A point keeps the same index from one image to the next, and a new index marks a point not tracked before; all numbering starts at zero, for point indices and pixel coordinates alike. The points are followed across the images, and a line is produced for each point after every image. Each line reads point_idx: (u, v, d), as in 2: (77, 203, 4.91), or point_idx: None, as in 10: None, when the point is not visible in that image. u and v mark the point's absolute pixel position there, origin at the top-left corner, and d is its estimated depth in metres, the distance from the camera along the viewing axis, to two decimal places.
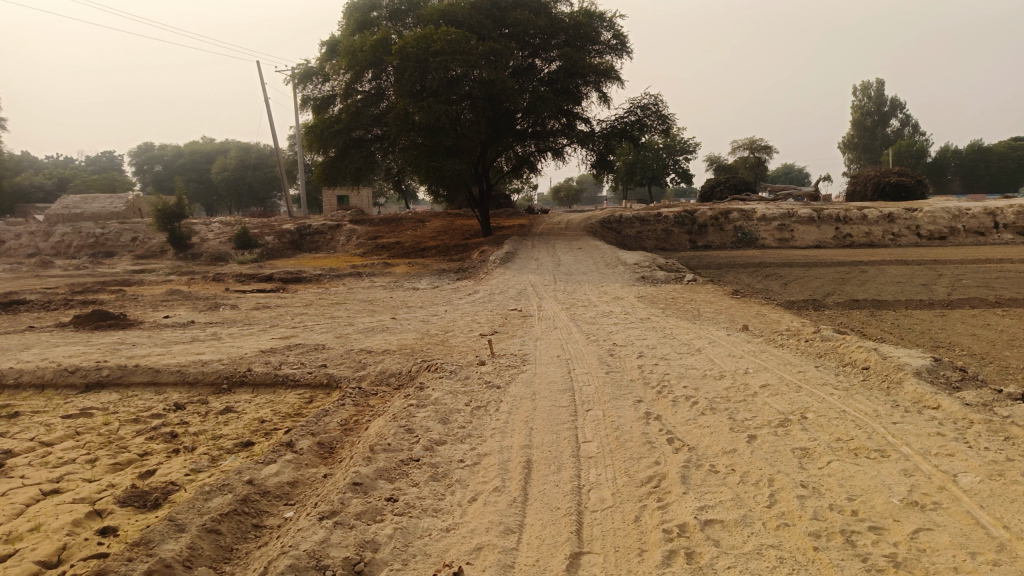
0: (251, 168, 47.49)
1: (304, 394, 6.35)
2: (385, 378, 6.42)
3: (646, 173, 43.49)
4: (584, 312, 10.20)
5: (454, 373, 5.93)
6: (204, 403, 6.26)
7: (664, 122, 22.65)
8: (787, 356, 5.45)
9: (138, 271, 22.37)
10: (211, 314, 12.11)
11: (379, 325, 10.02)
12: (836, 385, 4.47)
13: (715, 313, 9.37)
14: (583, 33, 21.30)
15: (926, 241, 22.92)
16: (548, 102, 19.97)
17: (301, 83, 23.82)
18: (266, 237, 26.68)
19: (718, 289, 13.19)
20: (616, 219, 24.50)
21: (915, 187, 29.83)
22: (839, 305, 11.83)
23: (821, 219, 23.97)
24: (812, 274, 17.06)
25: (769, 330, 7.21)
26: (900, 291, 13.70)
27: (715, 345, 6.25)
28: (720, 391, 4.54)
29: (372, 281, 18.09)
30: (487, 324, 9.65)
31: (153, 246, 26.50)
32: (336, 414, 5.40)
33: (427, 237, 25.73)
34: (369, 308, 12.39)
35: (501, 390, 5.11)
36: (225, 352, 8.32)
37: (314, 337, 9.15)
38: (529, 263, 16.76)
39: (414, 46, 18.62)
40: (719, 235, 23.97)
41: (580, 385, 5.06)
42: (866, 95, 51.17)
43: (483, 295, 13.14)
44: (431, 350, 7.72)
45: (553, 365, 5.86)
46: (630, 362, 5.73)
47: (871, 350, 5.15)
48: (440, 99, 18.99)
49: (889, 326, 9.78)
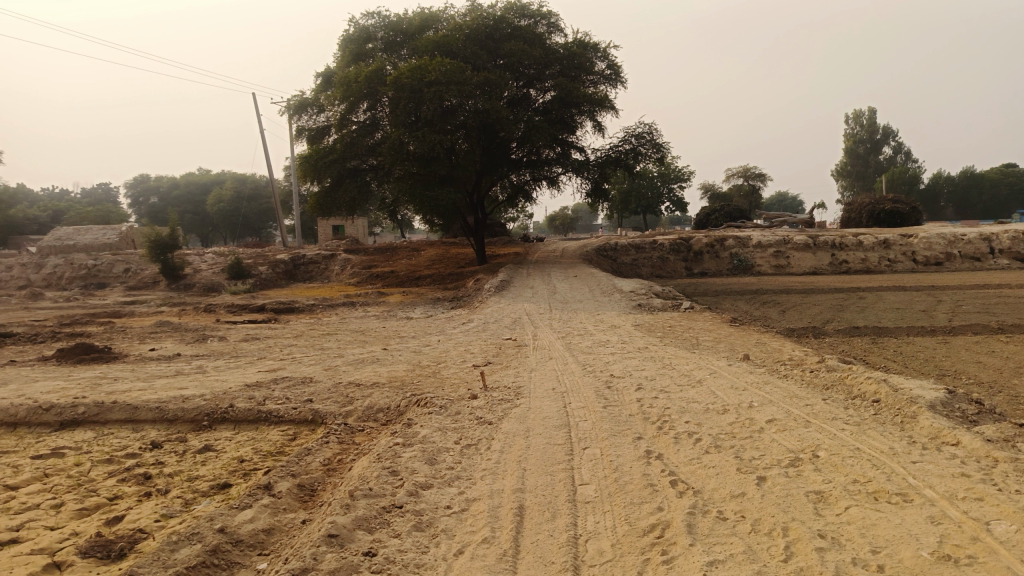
0: (246, 199, 47.45)
1: (287, 431, 6.07)
2: (373, 414, 6.15)
3: (641, 201, 43.51)
4: (580, 341, 9.96)
5: (444, 408, 5.66)
6: (182, 441, 5.97)
7: (659, 151, 22.59)
8: (793, 387, 5.20)
9: (129, 302, 22.09)
10: (200, 347, 11.83)
11: (369, 356, 9.76)
12: (847, 419, 4.22)
13: (714, 342, 9.13)
14: (577, 63, 21.34)
15: (922, 267, 22.80)
16: (543, 131, 19.92)
17: (296, 113, 23.78)
18: (260, 267, 26.47)
19: (716, 316, 12.98)
20: (611, 246, 24.37)
21: (909, 213, 29.82)
22: (840, 333, 11.61)
23: (817, 246, 23.86)
24: (810, 300, 16.88)
25: (771, 360, 6.96)
26: (901, 318, 13.49)
27: (716, 376, 6.00)
28: (724, 426, 4.29)
29: (365, 310, 17.85)
30: (481, 355, 9.39)
31: (146, 277, 26.25)
32: (319, 453, 5.12)
33: (422, 266, 25.54)
34: (361, 338, 12.14)
35: (493, 426, 4.85)
36: (209, 386, 8.03)
37: (302, 370, 8.88)
38: (524, 292, 16.56)
39: (409, 76, 18.59)
40: (715, 262, 23.81)
41: (575, 421, 4.81)
42: (857, 123, 51.53)
43: (477, 324, 12.91)
44: (421, 383, 7.45)
45: (548, 399, 5.61)
46: (627, 395, 5.48)
47: (880, 381, 4.90)
48: (435, 129, 18.92)
49: (891, 354, 9.54)
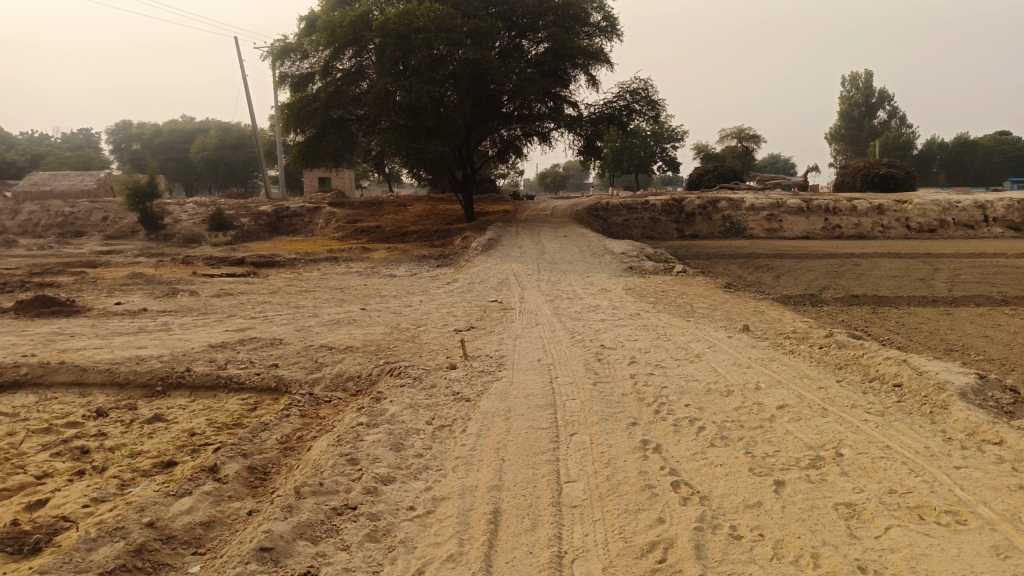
0: (231, 149, 46.23)
1: (247, 401, 5.54)
2: (342, 383, 5.63)
3: (633, 160, 42.73)
4: (569, 306, 9.41)
5: (418, 379, 5.14)
6: (131, 410, 5.44)
7: (654, 108, 21.83)
8: (802, 366, 4.71)
9: (105, 251, 21.30)
10: (169, 302, 11.21)
11: (346, 317, 9.21)
12: (869, 408, 3.74)
13: (709, 310, 8.64)
14: (572, 13, 20.39)
15: (916, 234, 22.37)
16: (535, 84, 19.15)
17: (278, 59, 22.84)
18: (242, 219, 25.69)
19: (709, 281, 12.51)
20: (602, 206, 23.76)
21: (904, 179, 29.30)
22: (837, 301, 11.16)
23: (811, 210, 23.36)
24: (805, 266, 16.43)
25: (773, 332, 6.46)
26: (898, 287, 13.05)
27: (716, 350, 5.49)
28: (731, 412, 3.80)
29: (349, 266, 17.24)
30: (464, 318, 8.85)
31: (124, 226, 25.42)
32: (277, 429, 4.59)
33: (408, 222, 24.87)
34: (339, 296, 11.57)
35: (472, 403, 4.37)
36: (171, 347, 7.46)
37: (273, 330, 8.34)
38: (512, 251, 15.98)
39: (396, 20, 17.68)
40: (707, 224, 23.28)
41: (562, 400, 4.31)
42: (853, 87, 50.59)
43: (462, 284, 12.33)
44: (398, 348, 6.92)
45: (534, 372, 5.10)
46: (620, 370, 4.97)
47: (900, 363, 4.42)
48: (423, 78, 18.08)
49: (892, 326, 9.10)
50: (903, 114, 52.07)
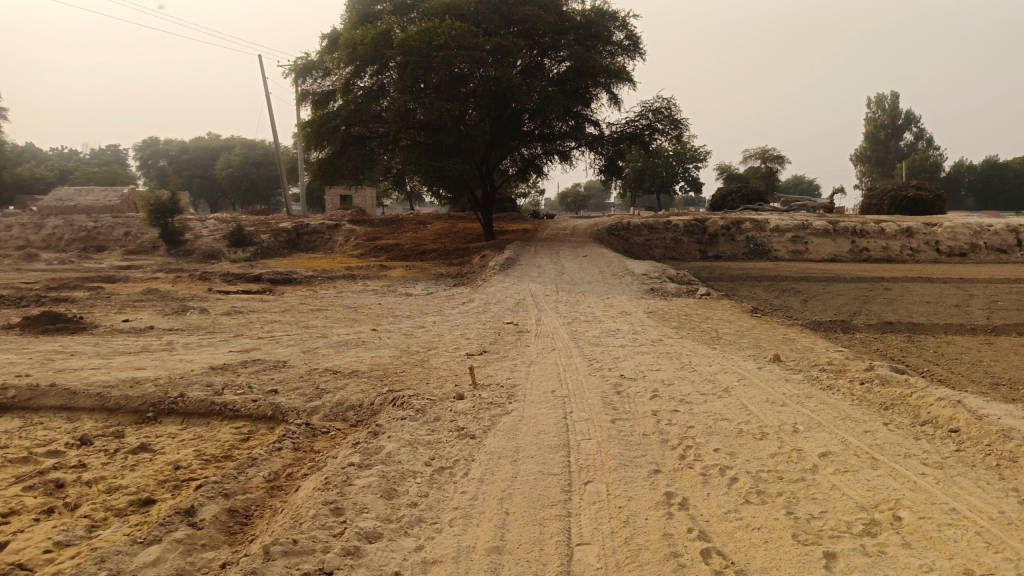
0: (255, 166, 46.60)
1: (240, 430, 5.20)
2: (341, 412, 5.27)
3: (655, 181, 42.30)
4: (587, 330, 8.97)
5: (421, 412, 4.75)
6: (117, 438, 5.10)
7: (677, 128, 21.44)
8: (844, 406, 4.25)
9: (125, 266, 21.25)
10: (178, 319, 10.94)
11: (354, 338, 8.87)
12: (925, 459, 3.29)
13: (736, 337, 8.19)
14: (594, 32, 20.14)
15: (946, 258, 21.69)
16: (556, 102, 18.87)
17: (300, 76, 22.82)
18: (262, 235, 25.60)
19: (734, 305, 12.05)
20: (624, 226, 23.36)
21: (934, 202, 28.56)
22: (870, 329, 10.62)
23: (837, 232, 22.77)
24: (833, 290, 15.88)
25: (807, 364, 6.00)
26: (933, 314, 12.48)
27: (746, 384, 5.04)
28: (766, 460, 3.37)
29: (365, 284, 17.00)
30: (477, 341, 8.47)
31: (145, 241, 25.46)
32: (265, 465, 4.23)
33: (428, 240, 24.63)
34: (351, 316, 11.26)
35: (477, 441, 3.98)
36: (169, 369, 7.14)
37: (278, 352, 8.01)
38: (531, 271, 15.64)
39: (417, 38, 17.52)
40: (731, 245, 22.77)
41: (577, 439, 3.91)
42: (879, 108, 49.99)
43: (478, 305, 11.96)
44: (405, 374, 6.54)
45: (546, 406, 4.70)
46: (642, 405, 4.55)
47: (955, 405, 3.96)
48: (443, 96, 17.88)
49: (930, 356, 8.55)
50: (931, 137, 51.20)
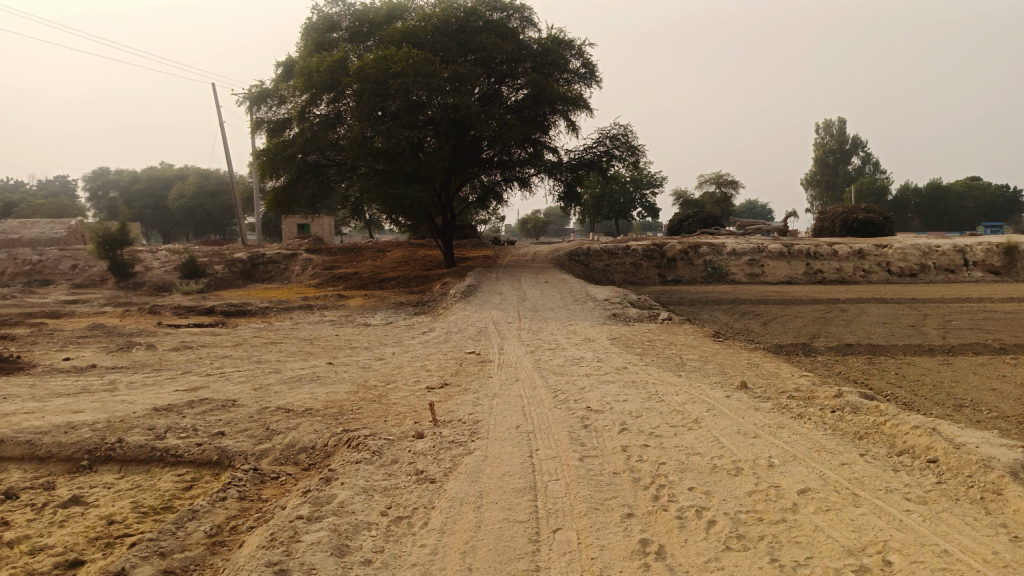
0: (209, 196, 45.72)
1: (183, 478, 4.85)
2: (293, 455, 4.96)
3: (613, 206, 42.68)
4: (550, 358, 8.78)
5: (378, 454, 4.47)
6: (47, 490, 4.70)
7: (634, 154, 21.62)
8: (817, 437, 4.12)
9: (70, 301, 20.43)
10: (124, 356, 10.43)
11: (309, 372, 8.53)
12: (907, 493, 3.16)
13: (700, 363, 8.08)
14: (551, 60, 20.23)
15: (897, 278, 22.16)
16: (515, 130, 18.85)
17: (254, 104, 22.43)
18: (215, 266, 24.94)
19: (696, 329, 12.01)
20: (584, 251, 23.36)
21: (883, 224, 29.27)
22: (831, 351, 10.65)
23: (792, 255, 23.11)
24: (791, 312, 16.01)
25: (774, 391, 5.89)
26: (890, 334, 12.61)
27: (716, 415, 4.88)
28: (744, 499, 3.20)
29: (322, 315, 16.59)
30: (438, 373, 8.20)
31: (93, 274, 24.59)
32: (207, 519, 3.91)
33: (387, 268, 24.29)
34: (307, 349, 10.88)
35: (437, 486, 3.73)
36: (110, 410, 6.71)
37: (228, 389, 7.63)
38: (492, 298, 15.46)
39: (373, 66, 17.34)
40: (689, 269, 22.93)
41: (544, 481, 3.68)
42: (827, 134, 51.44)
43: (438, 334, 11.70)
44: (362, 411, 6.24)
45: (510, 443, 4.47)
46: (610, 440, 4.36)
47: (931, 434, 3.86)
48: (401, 123, 17.72)
49: (892, 377, 8.57)
50: (877, 161, 52.79)
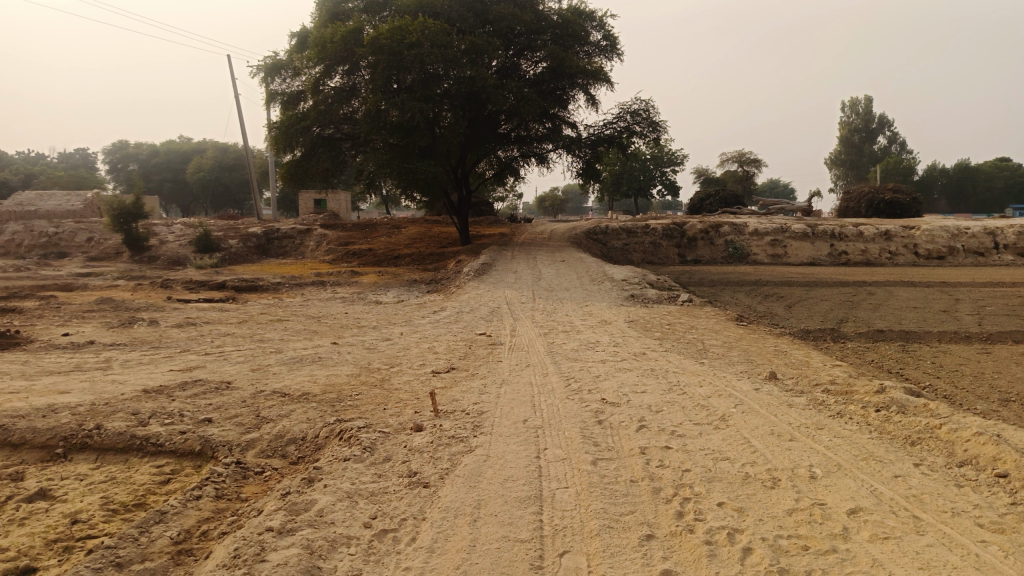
0: (227, 169, 45.58)
1: (163, 471, 4.47)
2: (282, 449, 4.57)
3: (633, 184, 41.91)
4: (564, 342, 8.30)
5: (369, 450, 4.05)
6: (13, 482, 4.33)
7: (655, 130, 20.94)
8: (862, 441, 3.65)
9: (84, 273, 20.21)
10: (124, 333, 10.07)
11: (312, 353, 8.14)
12: (980, 517, 2.69)
13: (724, 349, 7.59)
14: (571, 32, 19.54)
15: (925, 261, 21.39)
16: (533, 104, 18.24)
17: (268, 76, 21.94)
18: (229, 240, 24.65)
19: (718, 312, 11.50)
20: (602, 230, 22.80)
21: (910, 205, 28.38)
22: (861, 337, 10.09)
23: (816, 235, 22.40)
24: (816, 294, 15.42)
25: (807, 383, 5.40)
26: (921, 320, 12.02)
27: (745, 411, 4.40)
28: (784, 520, 2.74)
29: (334, 291, 16.26)
30: (445, 356, 7.77)
31: (108, 247, 24.41)
32: (177, 522, 3.51)
33: (402, 244, 23.91)
34: (313, 327, 10.50)
35: (431, 492, 3.30)
36: (98, 392, 6.35)
37: (226, 370, 7.26)
38: (507, 276, 15.00)
39: (388, 36, 16.75)
40: (710, 249, 22.30)
41: (551, 489, 3.24)
42: (853, 113, 50.22)
43: (449, 314, 11.27)
44: (361, 397, 5.83)
45: (516, 440, 4.03)
46: (628, 440, 3.90)
47: (998, 442, 3.37)
48: (416, 96, 17.18)
49: (928, 367, 8.01)
50: (904, 140, 51.43)
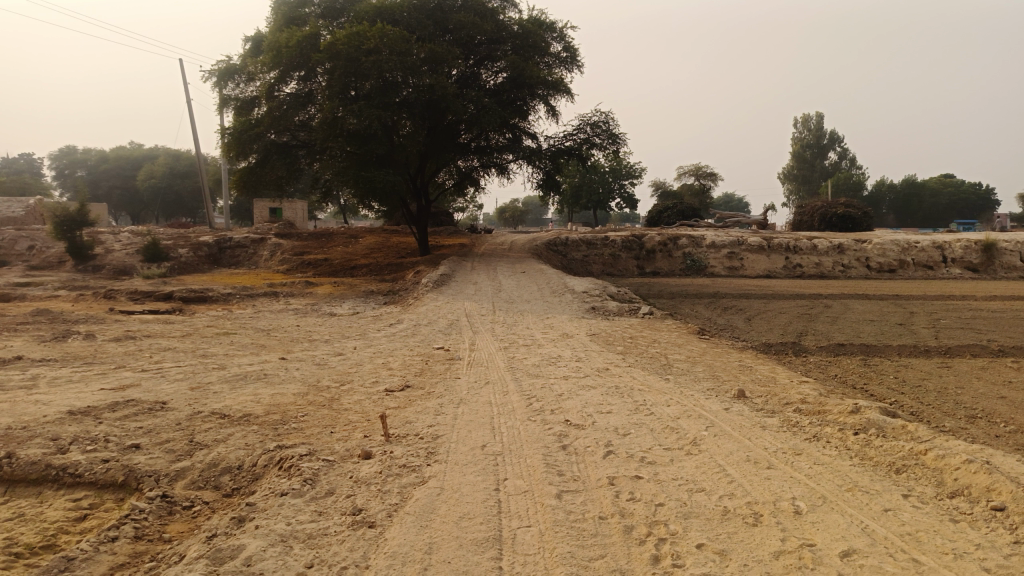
0: (180, 177, 44.34)
1: (79, 505, 4.00)
2: (215, 482, 4.13)
3: (592, 197, 41.94)
4: (524, 357, 7.97)
5: (311, 481, 3.67)
6: None
7: (615, 142, 20.89)
8: (846, 470, 3.42)
9: (22, 283, 19.20)
10: (55, 348, 9.40)
11: (257, 370, 7.66)
12: (985, 561, 2.47)
13: (689, 365, 7.37)
14: (531, 42, 19.34)
15: (877, 274, 21.69)
16: (493, 114, 17.98)
17: (221, 82, 21.27)
18: (179, 249, 23.78)
19: (680, 326, 11.32)
20: (562, 241, 22.61)
21: (862, 219, 28.88)
22: (823, 351, 10.00)
23: (771, 248, 22.56)
24: (775, 307, 15.40)
25: (777, 402, 5.20)
26: (878, 333, 12.04)
27: (718, 435, 4.14)
28: (772, 567, 2.48)
29: (287, 302, 15.70)
30: (400, 373, 7.37)
31: (50, 256, 23.29)
32: (86, 570, 3.07)
33: (359, 255, 23.37)
34: (263, 341, 9.97)
35: (377, 534, 2.94)
36: (17, 413, 5.78)
37: (163, 389, 6.73)
38: (466, 288, 14.66)
39: (345, 41, 16.33)
40: (668, 261, 22.27)
41: (511, 529, 2.91)
42: (806, 128, 51.29)
43: (405, 327, 10.86)
44: (307, 419, 5.41)
45: (473, 469, 3.70)
46: (596, 469, 3.59)
47: (989, 472, 3.18)
48: (374, 104, 16.77)
49: (892, 382, 7.89)
50: (853, 156, 52.66)
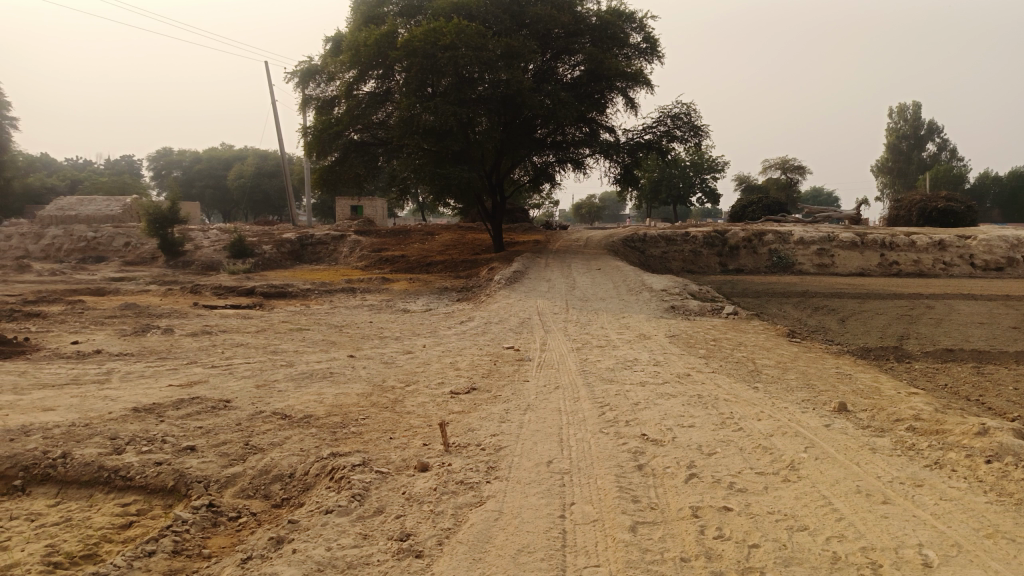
0: (267, 175, 45.82)
1: (126, 513, 3.82)
2: (265, 493, 3.88)
3: (672, 192, 40.85)
4: (598, 359, 7.51)
5: (360, 496, 3.36)
6: None
7: (696, 135, 20.06)
8: (982, 509, 2.85)
9: (117, 278, 20.00)
10: (134, 342, 9.54)
11: (324, 368, 7.50)
12: None
13: (779, 371, 6.75)
14: (610, 34, 18.76)
15: (983, 272, 20.06)
16: (570, 108, 17.50)
17: (303, 82, 21.61)
18: (263, 246, 24.35)
19: (767, 327, 10.60)
20: (640, 237, 21.94)
21: (965, 213, 26.86)
22: (929, 358, 9.10)
23: (865, 245, 21.21)
24: (870, 308, 14.34)
25: (885, 418, 4.58)
26: (989, 338, 10.95)
27: (819, 458, 3.60)
28: None
29: (363, 298, 15.71)
30: (467, 374, 7.04)
31: (144, 252, 24.26)
32: None
33: (434, 251, 23.35)
34: (334, 338, 9.86)
35: (424, 567, 2.60)
36: (86, 409, 5.76)
37: (229, 388, 6.62)
38: (540, 285, 14.28)
39: (422, 38, 16.18)
40: (752, 258, 21.28)
41: (578, 569, 2.50)
42: (902, 119, 48.43)
43: (476, 325, 10.56)
44: (367, 423, 5.14)
45: (536, 490, 3.30)
46: (678, 497, 3.13)
47: None
48: (450, 100, 16.58)
49: (1012, 395, 7.02)
50: (954, 148, 49.43)
